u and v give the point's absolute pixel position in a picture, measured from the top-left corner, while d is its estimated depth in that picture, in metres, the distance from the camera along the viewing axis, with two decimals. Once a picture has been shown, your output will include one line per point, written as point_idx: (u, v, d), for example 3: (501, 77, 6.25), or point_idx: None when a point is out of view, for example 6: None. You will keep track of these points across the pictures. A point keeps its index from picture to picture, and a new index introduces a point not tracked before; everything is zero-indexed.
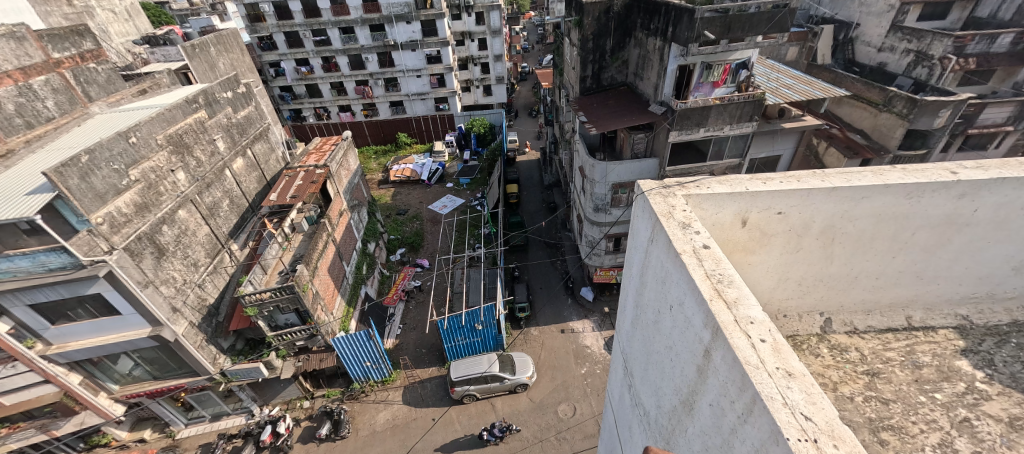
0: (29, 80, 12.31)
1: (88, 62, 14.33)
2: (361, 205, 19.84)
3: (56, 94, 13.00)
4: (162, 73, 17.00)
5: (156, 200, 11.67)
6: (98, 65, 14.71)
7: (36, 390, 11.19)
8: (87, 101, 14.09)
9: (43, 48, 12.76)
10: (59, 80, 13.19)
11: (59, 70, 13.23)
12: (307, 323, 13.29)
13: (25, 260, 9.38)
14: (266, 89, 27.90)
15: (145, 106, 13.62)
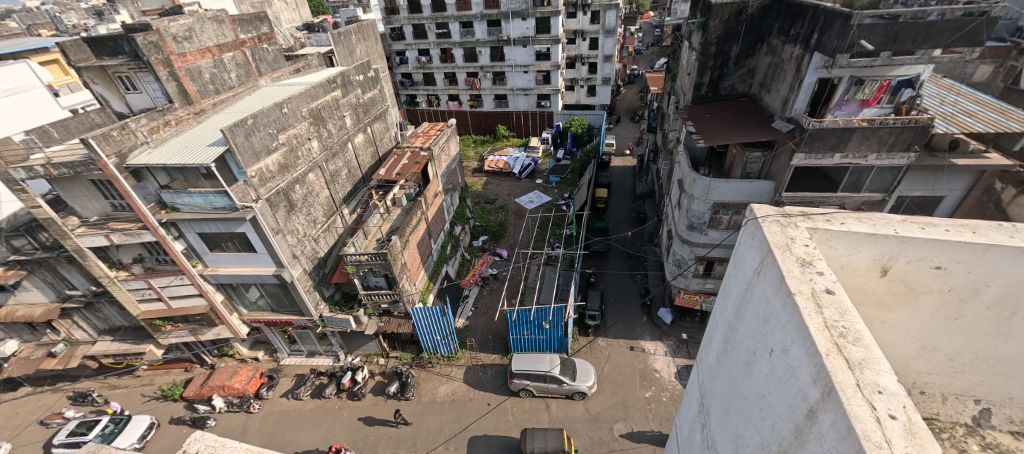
0: (222, 54, 15.15)
1: (263, 43, 17.29)
2: (455, 189, 21.01)
3: (239, 68, 15.95)
4: (313, 55, 19.82)
5: (294, 163, 13.69)
6: (269, 45, 17.60)
7: (193, 301, 14.03)
8: (258, 74, 16.96)
9: (234, 30, 15.50)
10: (241, 57, 16.10)
11: (243, 49, 16.13)
12: (392, 289, 14.46)
13: (198, 197, 11.67)
14: (391, 74, 31.04)
15: (297, 82, 16.02)
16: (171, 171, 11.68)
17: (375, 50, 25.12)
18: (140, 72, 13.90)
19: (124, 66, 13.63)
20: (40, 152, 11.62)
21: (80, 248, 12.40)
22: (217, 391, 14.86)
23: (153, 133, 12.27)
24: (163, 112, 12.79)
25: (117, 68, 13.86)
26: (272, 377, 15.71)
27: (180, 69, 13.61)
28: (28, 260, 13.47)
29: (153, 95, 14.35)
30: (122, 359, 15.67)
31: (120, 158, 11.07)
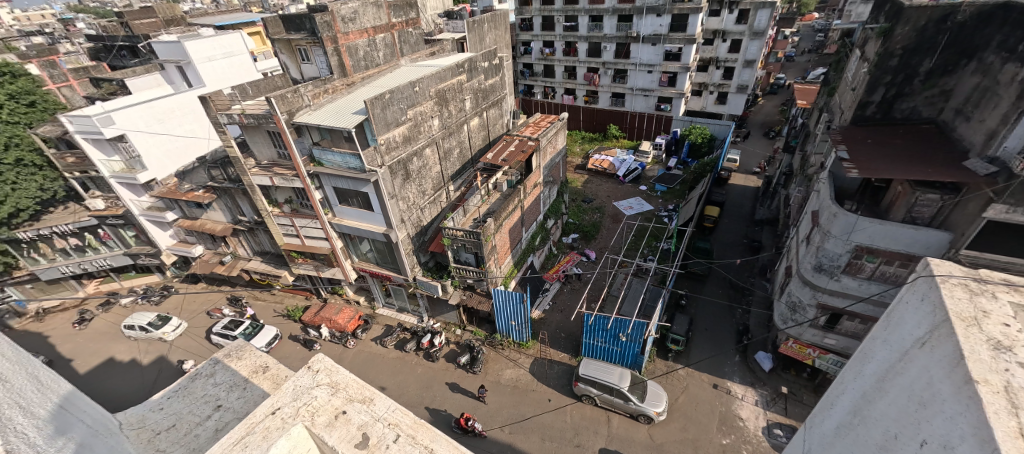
0: (375, 35, 17.16)
1: (409, 27, 19.16)
2: (555, 183, 21.05)
3: (386, 48, 17.93)
4: (448, 41, 21.36)
5: (416, 137, 15.03)
6: (413, 29, 19.39)
7: (317, 243, 16.52)
8: (401, 54, 18.83)
9: (388, 15, 17.49)
10: (390, 38, 18.06)
11: (393, 31, 18.11)
12: (479, 268, 15.08)
13: (338, 156, 13.62)
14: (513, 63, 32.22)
15: (431, 64, 17.50)
16: (323, 131, 13.89)
17: (503, 38, 26.03)
18: (314, 47, 16.51)
19: (303, 41, 16.38)
20: (237, 104, 14.62)
21: (251, 184, 15.35)
22: (325, 322, 17.26)
23: (314, 98, 14.47)
24: (325, 82, 14.94)
25: (298, 42, 16.66)
26: (367, 322, 17.87)
27: (342, 45, 15.76)
28: (219, 188, 17.34)
29: (320, 66, 17.01)
30: (265, 277, 19.36)
31: (289, 116, 13.34)
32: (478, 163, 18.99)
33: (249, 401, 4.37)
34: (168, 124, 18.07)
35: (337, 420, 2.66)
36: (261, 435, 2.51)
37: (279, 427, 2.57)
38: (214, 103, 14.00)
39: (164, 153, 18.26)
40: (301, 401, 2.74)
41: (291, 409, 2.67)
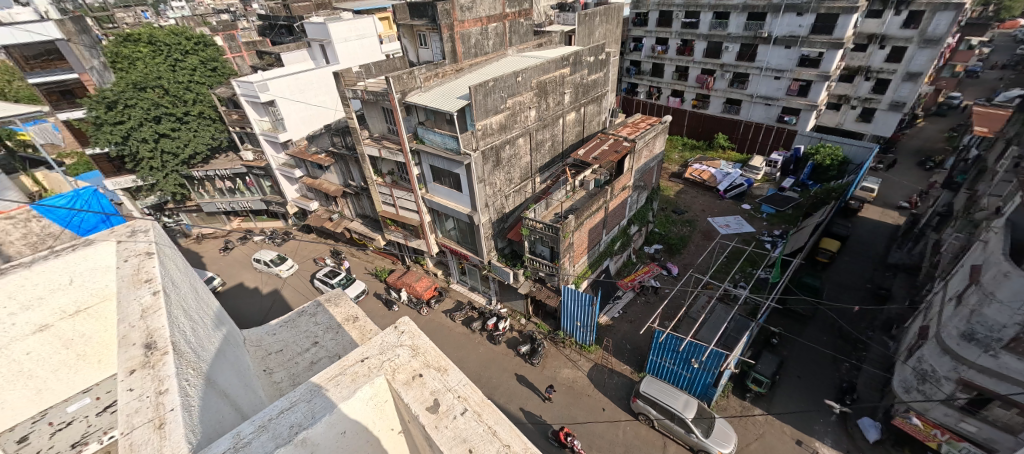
0: (488, 24, 17.51)
1: (521, 17, 19.38)
2: (645, 188, 19.97)
3: (496, 37, 18.23)
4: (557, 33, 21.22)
5: (511, 126, 15.27)
6: (525, 20, 19.57)
7: (409, 214, 17.97)
8: (509, 44, 19.05)
9: (503, 5, 17.91)
10: (502, 28, 18.36)
11: (505, 21, 18.44)
12: (553, 263, 14.97)
13: (438, 137, 14.50)
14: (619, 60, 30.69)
15: (536, 56, 17.59)
16: (428, 112, 14.86)
17: (613, 33, 25.16)
18: (432, 33, 17.51)
19: (423, 27, 17.55)
20: (361, 81, 16.31)
21: (362, 154, 17.10)
22: (406, 286, 18.70)
23: (425, 81, 15.37)
24: (436, 66, 15.69)
25: (419, 28, 17.77)
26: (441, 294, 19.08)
27: (457, 33, 16.19)
28: (337, 154, 19.62)
29: (434, 51, 18.09)
30: (362, 238, 21.67)
31: (402, 95, 14.51)
32: (568, 159, 18.71)
33: (340, 346, 4.92)
34: (306, 95, 20.94)
35: (413, 382, 2.65)
36: (352, 375, 2.63)
37: (366, 374, 2.65)
38: (343, 79, 15.81)
39: (300, 119, 21.26)
40: (386, 356, 2.80)
41: (379, 359, 2.75)
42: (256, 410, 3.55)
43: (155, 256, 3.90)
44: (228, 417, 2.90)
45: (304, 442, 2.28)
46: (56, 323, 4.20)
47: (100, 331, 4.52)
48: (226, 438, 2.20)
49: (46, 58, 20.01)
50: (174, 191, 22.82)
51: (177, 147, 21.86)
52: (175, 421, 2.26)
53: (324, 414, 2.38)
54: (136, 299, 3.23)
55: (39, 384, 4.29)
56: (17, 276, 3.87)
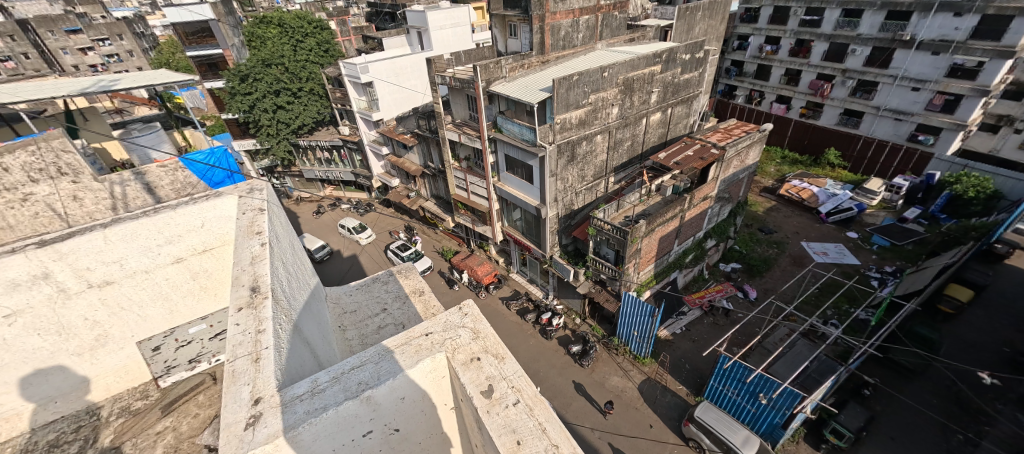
0: (580, 16, 16.98)
1: (616, 10, 18.61)
2: (730, 201, 18.39)
3: (587, 30, 17.63)
4: (652, 27, 20.07)
5: (591, 122, 14.89)
6: (619, 13, 18.77)
7: (478, 200, 18.47)
8: (599, 37, 18.39)
9: None
10: (594, 20, 17.80)
11: (599, 14, 17.87)
12: (616, 267, 14.46)
13: (517, 127, 14.63)
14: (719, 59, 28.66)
15: (627, 51, 16.88)
16: (509, 102, 15.04)
17: (715, 30, 23.24)
18: (523, 23, 17.48)
19: (515, 17, 17.66)
20: (450, 68, 16.98)
21: (443, 138, 17.89)
22: (468, 269, 19.48)
23: (510, 72, 15.48)
24: (523, 57, 15.63)
25: (510, 18, 17.82)
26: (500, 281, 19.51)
27: (547, 25, 15.90)
28: (420, 136, 20.68)
29: (523, 42, 18.07)
30: (434, 217, 22.83)
31: (487, 83, 14.83)
32: (647, 161, 17.82)
33: (405, 315, 5.25)
34: (400, 78, 22.38)
35: (470, 364, 2.59)
36: (415, 347, 2.70)
37: (429, 347, 2.70)
38: (435, 66, 16.59)
39: (392, 101, 22.82)
40: (448, 334, 2.81)
41: (442, 336, 2.77)
42: (330, 361, 3.92)
43: (265, 212, 4.46)
44: (309, 362, 3.25)
45: (367, 400, 2.44)
46: (189, 257, 4.89)
47: (221, 268, 5.18)
48: (305, 382, 2.46)
49: (201, 35, 23.61)
50: (283, 156, 25.75)
51: (290, 118, 24.63)
52: (268, 357, 2.57)
53: (387, 377, 2.50)
54: (248, 248, 3.73)
55: (173, 303, 4.98)
56: (166, 215, 4.58)
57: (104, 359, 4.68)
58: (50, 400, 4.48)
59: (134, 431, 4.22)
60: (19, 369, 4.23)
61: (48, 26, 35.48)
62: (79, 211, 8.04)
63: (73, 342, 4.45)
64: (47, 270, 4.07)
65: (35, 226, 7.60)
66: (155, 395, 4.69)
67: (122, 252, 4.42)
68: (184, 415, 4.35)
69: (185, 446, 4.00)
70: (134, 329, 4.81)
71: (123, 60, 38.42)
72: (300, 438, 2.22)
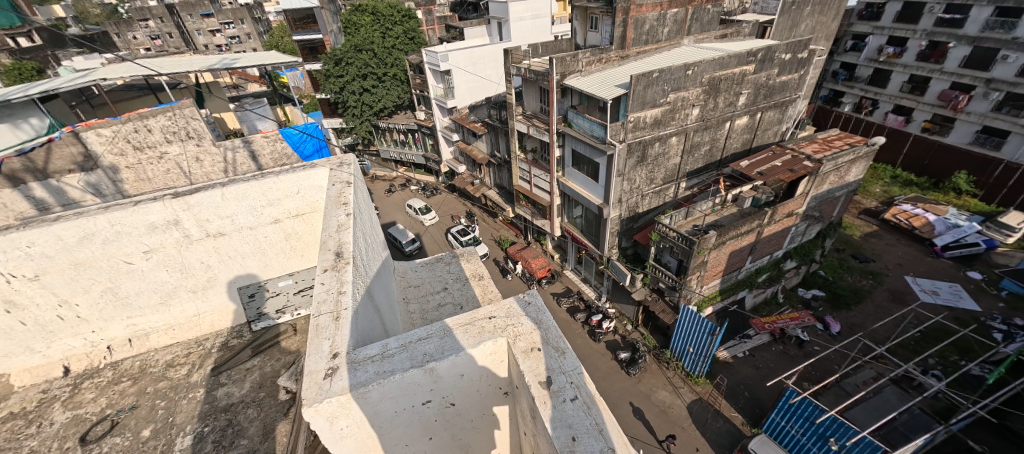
0: (669, 10, 15.87)
1: (708, 3, 17.09)
2: (819, 220, 16.51)
3: (674, 24, 16.50)
4: (749, 23, 18.32)
5: (667, 122, 14.10)
6: (713, 6, 17.35)
7: (542, 193, 18.51)
8: (687, 33, 17.16)
9: None
10: (680, 15, 16.33)
11: (689, 7, 16.43)
12: (677, 277, 13.65)
13: (587, 123, 14.32)
14: (826, 61, 25.80)
15: (716, 48, 15.66)
16: (582, 97, 14.71)
17: (824, 28, 20.70)
18: (605, 16, 16.82)
19: (598, 9, 16.91)
20: (526, 60, 17.01)
21: (512, 129, 18.05)
22: (523, 261, 19.64)
23: (587, 66, 15.08)
24: (601, 51, 15.08)
25: (592, 10, 17.23)
26: (553, 276, 19.42)
27: (631, 18, 14.98)
28: (489, 125, 21.00)
29: (603, 35, 17.27)
30: (495, 206, 23.20)
31: (561, 77, 14.61)
32: (726, 168, 16.50)
33: (464, 297, 5.44)
34: (476, 67, 22.98)
35: (530, 353, 2.59)
36: (478, 328, 2.77)
37: (492, 330, 2.75)
38: (512, 57, 16.71)
39: (467, 89, 23.42)
40: (511, 321, 2.84)
41: (505, 322, 2.81)
42: (394, 329, 4.19)
43: (351, 185, 4.81)
44: (378, 327, 3.51)
45: (430, 371, 2.56)
46: (285, 220, 5.45)
47: (310, 232, 5.69)
48: (376, 346, 2.67)
49: (306, 21, 26.77)
50: (365, 136, 27.76)
51: (374, 100, 26.36)
52: (347, 317, 2.84)
53: (451, 353, 2.60)
54: (335, 217, 4.06)
55: (268, 258, 5.58)
56: (270, 181, 5.10)
57: (212, 298, 5.41)
58: (170, 326, 5.30)
59: (228, 364, 4.83)
60: (152, 297, 5.09)
61: (188, 10, 41.23)
62: (199, 171, 9.23)
63: (191, 280, 5.22)
64: (177, 218, 4.79)
65: (166, 181, 9.04)
66: (246, 336, 5.26)
67: (234, 209, 5.05)
68: (269, 356, 4.90)
69: (267, 385, 4.51)
70: (237, 276, 5.50)
71: (242, 42, 43.54)
72: (370, 395, 2.41)
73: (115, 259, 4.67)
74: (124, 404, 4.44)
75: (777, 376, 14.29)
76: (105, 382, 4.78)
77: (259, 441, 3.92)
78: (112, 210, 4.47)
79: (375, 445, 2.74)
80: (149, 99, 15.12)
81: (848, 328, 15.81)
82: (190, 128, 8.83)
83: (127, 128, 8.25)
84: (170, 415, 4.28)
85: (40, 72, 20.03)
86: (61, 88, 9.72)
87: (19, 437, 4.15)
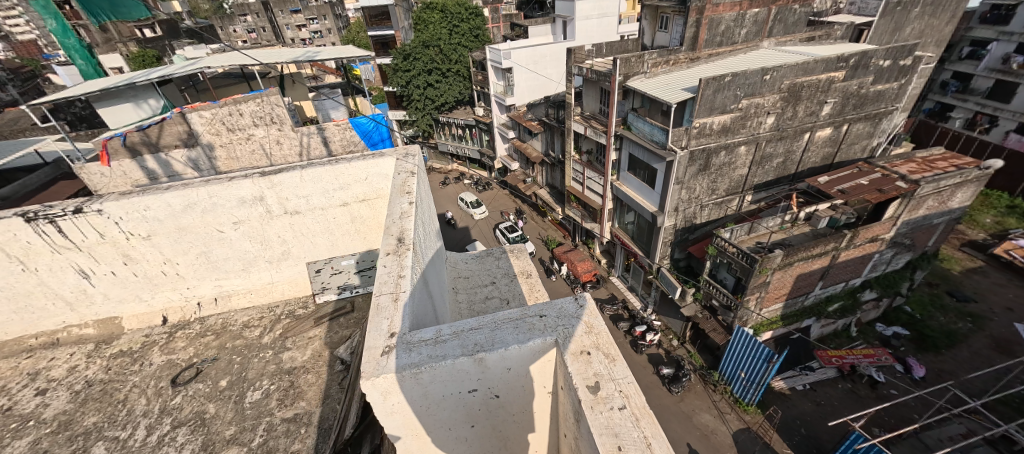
0: (749, 10, 14.78)
1: (796, 3, 15.75)
2: (909, 249, 14.70)
3: (754, 25, 15.36)
4: (843, 25, 16.60)
5: (737, 130, 13.23)
6: (801, 6, 15.92)
7: (594, 197, 18.21)
8: (768, 35, 15.91)
9: None
10: (764, 15, 15.29)
11: (771, 7, 15.22)
12: (733, 296, 12.82)
13: (648, 127, 13.81)
14: (934, 69, 22.96)
15: (801, 52, 14.39)
16: (645, 100, 14.20)
17: (935, 32, 18.25)
18: (677, 15, 16.04)
19: (669, 9, 16.15)
20: (589, 60, 16.72)
21: (569, 129, 17.86)
22: (568, 263, 19.45)
23: (652, 67, 14.51)
24: (670, 52, 14.42)
25: (664, 9, 16.51)
26: (598, 281, 19.03)
27: (706, 18, 14.12)
28: (546, 124, 20.91)
29: (673, 36, 16.54)
30: (545, 205, 23.12)
31: (624, 78, 14.20)
32: (801, 183, 15.15)
33: (511, 293, 5.52)
34: (538, 66, 23.02)
35: (579, 356, 2.57)
36: (528, 325, 2.79)
37: (541, 329, 2.76)
38: (574, 56, 16.52)
39: (528, 87, 23.52)
40: (561, 322, 2.84)
41: (555, 322, 2.82)
42: (444, 316, 4.35)
43: (415, 175, 5.06)
44: (430, 313, 3.67)
45: (480, 361, 2.63)
46: (353, 203, 5.82)
47: (374, 217, 6.03)
48: (430, 330, 2.80)
49: (380, 18, 28.20)
50: (425, 128, 28.92)
51: (437, 95, 27.31)
52: (404, 300, 3.02)
53: (500, 346, 2.64)
54: (399, 205, 4.29)
55: (336, 237, 6.00)
56: (342, 166, 5.46)
57: (286, 270, 5.95)
58: (248, 291, 5.87)
59: (294, 331, 5.28)
60: (236, 264, 5.67)
61: (280, 6, 45.24)
62: (278, 153, 9.59)
63: (269, 251, 5.75)
64: (262, 194, 5.29)
65: (251, 161, 9.54)
66: (311, 307, 5.70)
67: (310, 190, 5.48)
68: (328, 329, 5.27)
69: (325, 355, 4.87)
70: (307, 252, 5.97)
71: (323, 36, 46.97)
72: (421, 376, 2.54)
73: (210, 227, 5.28)
74: (207, 355, 5.01)
75: (841, 415, 12.96)
76: (193, 334, 5.41)
77: (315, 404, 4.27)
78: (211, 183, 5.04)
79: (422, 424, 2.88)
80: (242, 86, 16.79)
81: (934, 374, 13.95)
82: (274, 114, 9.10)
83: (224, 112, 8.71)
84: (243, 370, 4.77)
85: (159, 59, 23.01)
86: (174, 74, 11.05)
87: (126, 373, 4.85)
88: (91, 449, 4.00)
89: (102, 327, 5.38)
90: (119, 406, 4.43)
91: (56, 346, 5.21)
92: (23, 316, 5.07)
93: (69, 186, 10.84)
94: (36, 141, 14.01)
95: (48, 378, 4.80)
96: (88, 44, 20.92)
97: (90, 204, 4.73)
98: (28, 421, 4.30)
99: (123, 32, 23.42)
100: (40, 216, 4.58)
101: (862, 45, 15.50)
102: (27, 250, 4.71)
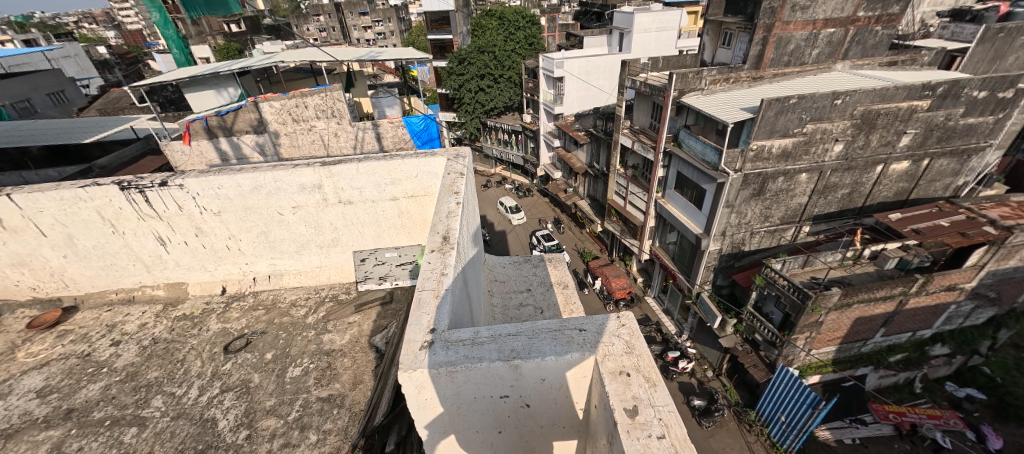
0: (823, 29, 13.76)
1: (877, 25, 14.40)
2: (995, 303, 13.09)
3: (828, 46, 14.27)
4: (931, 50, 15.17)
5: (799, 156, 12.39)
6: (884, 28, 14.50)
7: (636, 212, 17.74)
8: (842, 57, 14.72)
9: (858, 6, 13.61)
10: (840, 36, 14.11)
11: (848, 27, 14.01)
12: (779, 332, 11.95)
13: (700, 145, 13.22)
14: None
15: (879, 77, 13.30)
16: (698, 117, 13.65)
17: None
18: (741, 32, 15.29)
19: (735, 25, 15.23)
20: (643, 73, 16.41)
21: (617, 141, 17.53)
22: (603, 277, 19.07)
23: (711, 84, 13.98)
24: (730, 70, 13.89)
25: (728, 25, 15.78)
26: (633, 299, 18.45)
27: (774, 36, 13.38)
28: (592, 135, 20.61)
29: (736, 54, 15.78)
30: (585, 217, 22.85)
31: (679, 94, 13.80)
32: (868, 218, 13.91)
33: (546, 302, 5.49)
34: (591, 76, 22.88)
35: (617, 376, 2.50)
36: (567, 338, 2.74)
37: (580, 343, 2.70)
38: (628, 69, 16.23)
39: (579, 96, 23.41)
40: (603, 339, 2.77)
41: (594, 338, 2.75)
42: (479, 318, 4.36)
43: (463, 177, 5.16)
44: (467, 314, 3.71)
45: (514, 368, 2.60)
46: (402, 199, 6.00)
47: (420, 213, 6.16)
48: (467, 331, 2.82)
49: (440, 23, 29.11)
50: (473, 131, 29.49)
51: (487, 98, 27.75)
52: (445, 297, 3.09)
53: (537, 355, 2.61)
54: (446, 204, 4.40)
55: (382, 230, 6.20)
56: (395, 162, 5.68)
57: (334, 256, 6.26)
58: (299, 272, 6.22)
59: (336, 315, 5.52)
60: (291, 246, 6.04)
61: (350, 9, 48.24)
62: (336, 144, 9.98)
63: (320, 237, 6.06)
64: (321, 183, 5.60)
65: (311, 150, 10.04)
66: (352, 293, 5.92)
67: (363, 182, 5.73)
68: (369, 316, 5.45)
69: (362, 341, 5.04)
70: (355, 240, 6.22)
71: (386, 38, 49.44)
72: (456, 375, 2.58)
73: (271, 209, 5.66)
74: (257, 328, 5.36)
75: None
76: (247, 307, 5.78)
77: (350, 387, 4.43)
78: (276, 169, 5.42)
79: (452, 422, 2.91)
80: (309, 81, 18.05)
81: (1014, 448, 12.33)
82: (336, 108, 9.63)
83: (291, 103, 9.41)
84: (287, 346, 5.03)
85: (240, 52, 25.40)
86: (252, 66, 11.97)
87: (187, 335, 5.27)
88: (150, 401, 4.38)
89: (172, 290, 5.92)
90: (178, 364, 4.81)
91: (131, 303, 5.81)
92: (107, 272, 5.68)
93: (154, 161, 12.03)
94: (133, 119, 15.74)
95: (122, 331, 5.34)
96: (183, 37, 23.34)
97: (174, 179, 5.25)
98: (102, 367, 4.77)
99: (212, 26, 25.99)
100: (132, 186, 5.13)
101: (953, 73, 14.07)
102: (118, 215, 5.28)
